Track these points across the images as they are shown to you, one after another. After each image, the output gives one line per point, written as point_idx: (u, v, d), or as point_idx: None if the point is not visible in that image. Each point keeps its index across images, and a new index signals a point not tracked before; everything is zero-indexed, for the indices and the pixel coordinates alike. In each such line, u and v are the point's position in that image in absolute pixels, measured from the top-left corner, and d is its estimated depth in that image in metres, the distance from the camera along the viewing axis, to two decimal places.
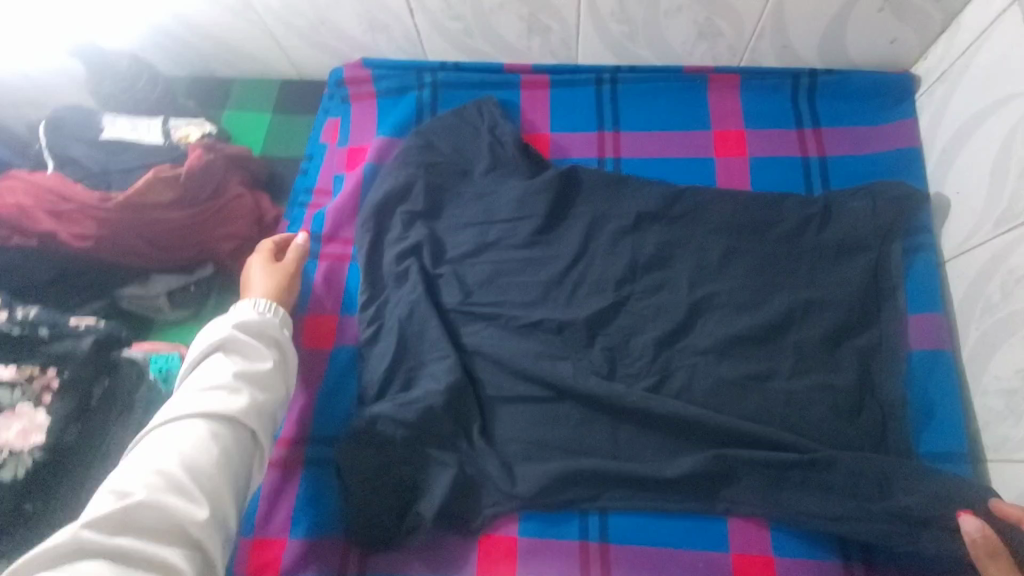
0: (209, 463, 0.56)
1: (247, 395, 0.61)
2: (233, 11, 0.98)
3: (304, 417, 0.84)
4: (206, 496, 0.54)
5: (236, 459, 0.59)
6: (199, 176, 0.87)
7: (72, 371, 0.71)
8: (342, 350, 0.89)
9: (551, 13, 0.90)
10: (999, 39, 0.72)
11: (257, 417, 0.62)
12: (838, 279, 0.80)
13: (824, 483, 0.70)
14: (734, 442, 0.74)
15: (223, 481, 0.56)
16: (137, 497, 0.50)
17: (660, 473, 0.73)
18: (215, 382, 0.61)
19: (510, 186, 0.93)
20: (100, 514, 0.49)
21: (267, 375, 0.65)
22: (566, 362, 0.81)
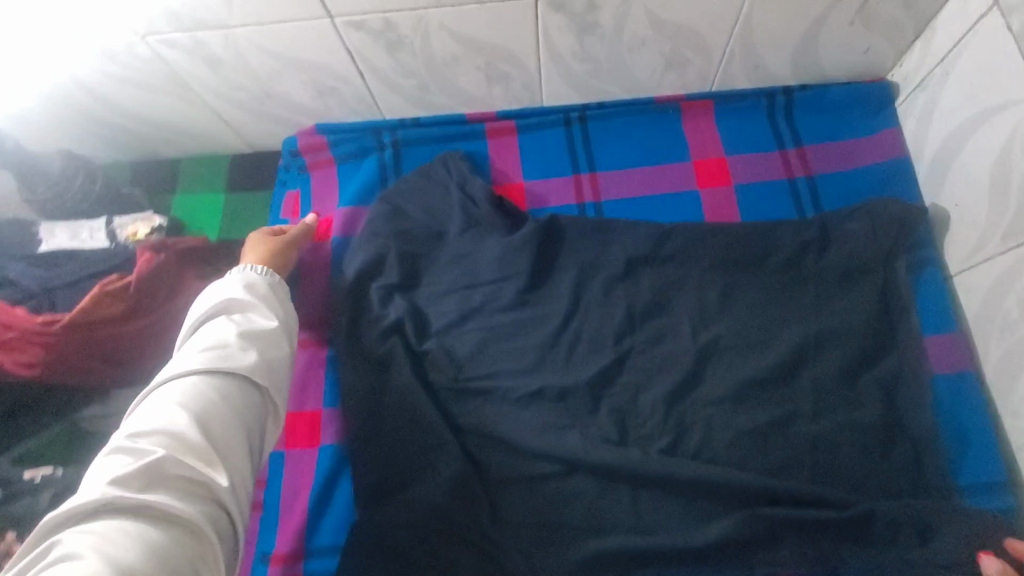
0: (221, 419, 0.56)
1: (255, 352, 0.62)
2: (167, 93, 0.91)
3: (299, 527, 0.79)
4: (222, 451, 0.55)
5: (247, 411, 0.59)
6: (150, 282, 0.80)
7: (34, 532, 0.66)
8: (329, 446, 0.84)
9: (509, 61, 0.84)
10: (981, 44, 0.69)
11: (266, 373, 0.62)
12: (846, 306, 0.76)
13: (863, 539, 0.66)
14: (765, 501, 0.68)
15: (236, 432, 0.57)
16: (159, 454, 0.50)
17: (690, 544, 0.68)
18: (220, 341, 0.61)
19: (488, 245, 0.87)
20: (122, 471, 0.49)
21: (272, 334, 0.65)
22: (573, 432, 0.75)
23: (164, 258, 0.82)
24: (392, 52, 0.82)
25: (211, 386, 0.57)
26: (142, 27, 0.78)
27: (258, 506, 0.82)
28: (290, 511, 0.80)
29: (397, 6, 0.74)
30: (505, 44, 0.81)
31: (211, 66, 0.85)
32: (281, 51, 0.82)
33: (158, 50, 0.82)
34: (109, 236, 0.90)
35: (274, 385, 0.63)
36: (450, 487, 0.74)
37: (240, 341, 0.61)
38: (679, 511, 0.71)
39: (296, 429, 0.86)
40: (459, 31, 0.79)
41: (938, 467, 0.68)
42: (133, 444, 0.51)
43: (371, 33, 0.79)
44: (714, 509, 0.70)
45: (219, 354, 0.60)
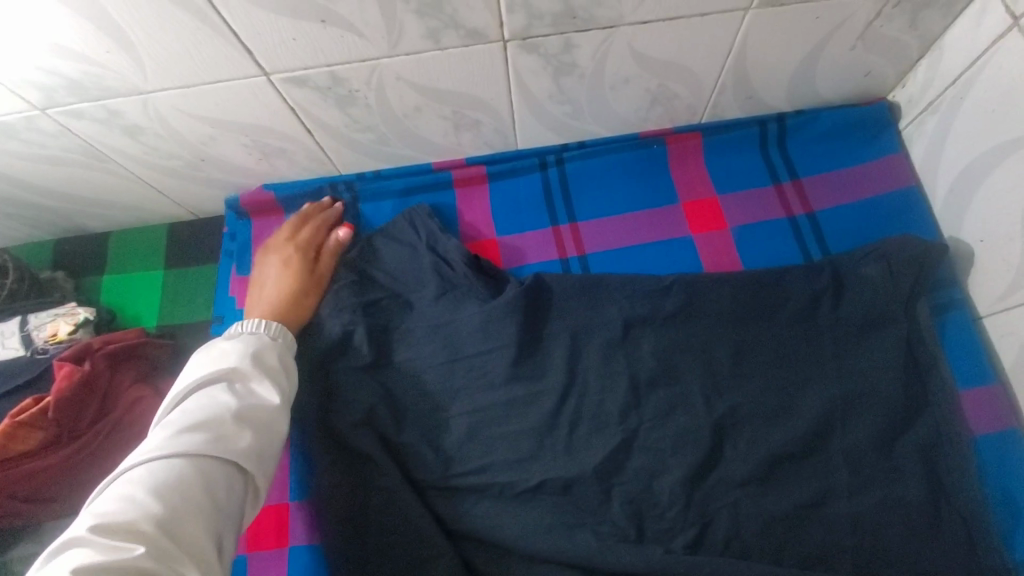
0: (198, 513, 0.47)
1: (249, 433, 0.53)
2: (82, 166, 0.78)
3: None
4: (194, 556, 0.45)
5: (230, 501, 0.50)
6: (72, 400, 0.69)
7: None
8: (300, 545, 0.74)
9: (478, 108, 0.74)
10: (1001, 67, 0.62)
11: (257, 458, 0.53)
12: (872, 361, 0.69)
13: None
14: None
15: (212, 530, 0.47)
16: (132, 547, 0.42)
17: None
18: (210, 416, 0.53)
19: (468, 311, 0.76)
20: (92, 563, 0.40)
21: (275, 412, 0.56)
22: (583, 531, 0.67)
23: (88, 368, 0.71)
24: (343, 107, 0.71)
25: (193, 470, 0.49)
26: (39, 99, 0.65)
27: None
28: None
29: (343, 59, 0.64)
30: (472, 91, 0.71)
31: (131, 135, 0.73)
32: (211, 114, 0.70)
33: (64, 123, 0.69)
34: (24, 340, 0.77)
35: (264, 471, 0.54)
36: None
37: (233, 419, 0.53)
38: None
39: (259, 531, 0.75)
40: (417, 81, 0.68)
41: (990, 541, 0.62)
42: (98, 535, 0.43)
43: (316, 88, 0.68)
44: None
45: (208, 432, 0.51)
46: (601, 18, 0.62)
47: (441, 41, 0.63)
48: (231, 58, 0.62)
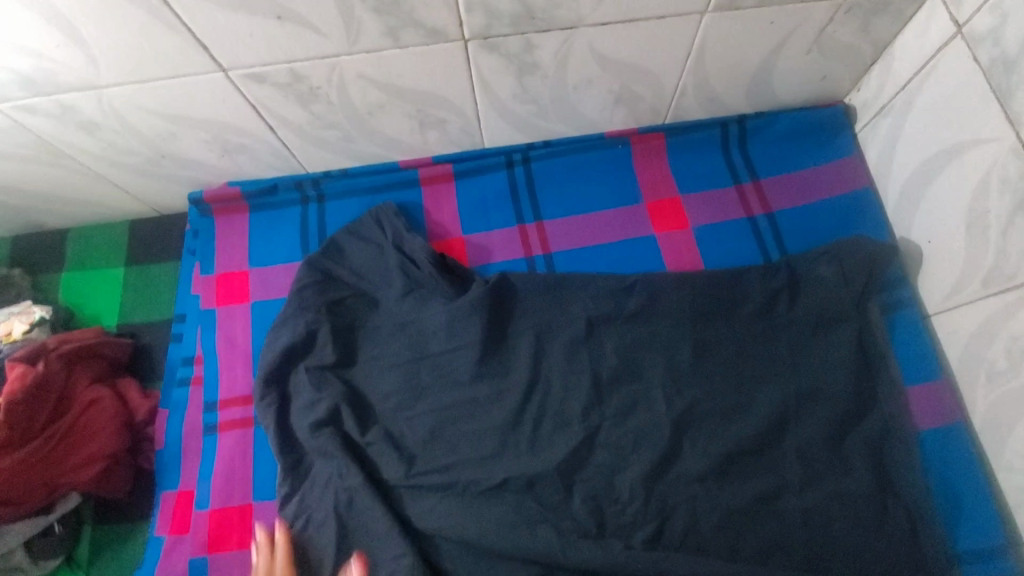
0: None
1: None
2: (37, 162, 0.76)
3: None
4: None
5: None
6: (23, 403, 0.66)
7: None
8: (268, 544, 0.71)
9: (442, 106, 0.74)
10: (945, 74, 0.64)
11: None
12: (824, 358, 0.71)
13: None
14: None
15: None
16: None
17: None
18: None
19: (433, 311, 0.77)
20: None
21: None
22: (545, 528, 0.67)
23: (42, 369, 0.69)
24: (305, 105, 0.71)
25: None
26: None
27: None
28: None
29: (302, 56, 0.63)
30: (435, 90, 0.71)
31: (87, 130, 0.71)
32: (169, 109, 0.69)
33: (16, 117, 0.67)
34: None
35: None
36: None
37: None
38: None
39: (224, 532, 0.71)
40: (379, 79, 0.68)
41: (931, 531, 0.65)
42: None
43: (277, 85, 0.67)
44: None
45: None
46: (560, 20, 0.62)
47: (401, 39, 0.63)
48: (186, 54, 0.61)
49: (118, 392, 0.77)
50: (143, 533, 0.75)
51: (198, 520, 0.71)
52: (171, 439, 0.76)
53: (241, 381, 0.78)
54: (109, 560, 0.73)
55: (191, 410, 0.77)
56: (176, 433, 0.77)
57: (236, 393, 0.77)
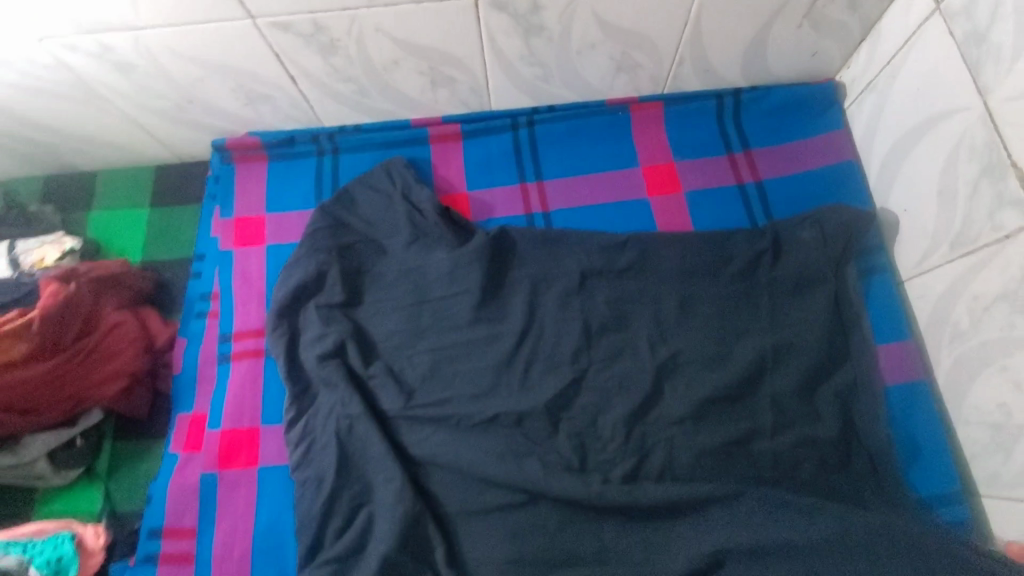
0: None
1: None
2: (74, 101, 0.81)
3: (242, 547, 0.71)
4: None
5: None
6: (57, 317, 0.72)
7: None
8: (272, 466, 0.75)
9: (453, 64, 0.79)
10: (926, 48, 0.68)
11: None
12: (801, 316, 0.75)
13: (853, 557, 0.62)
14: (735, 517, 0.67)
15: None
16: None
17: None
18: None
19: (436, 258, 0.82)
20: None
21: None
22: (531, 460, 0.72)
23: (74, 289, 0.74)
24: (325, 56, 0.76)
25: None
26: (37, 30, 0.69)
27: (188, 532, 0.72)
28: (231, 538, 0.72)
29: (325, 6, 0.68)
30: (447, 47, 0.76)
31: (123, 71, 0.76)
32: (200, 54, 0.74)
33: (59, 55, 0.73)
34: (10, 263, 0.81)
35: None
36: (386, 535, 0.68)
37: None
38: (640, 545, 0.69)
39: (234, 450, 0.76)
40: (396, 34, 0.73)
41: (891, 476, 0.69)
42: None
43: (300, 35, 0.72)
44: (673, 538, 0.69)
45: None
46: None
47: None
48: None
49: (140, 319, 0.82)
50: (157, 451, 0.80)
51: (210, 439, 0.76)
52: (187, 365, 0.81)
53: (255, 316, 0.83)
54: (125, 473, 0.79)
55: (207, 340, 0.83)
56: (192, 360, 0.82)
57: (250, 325, 0.82)
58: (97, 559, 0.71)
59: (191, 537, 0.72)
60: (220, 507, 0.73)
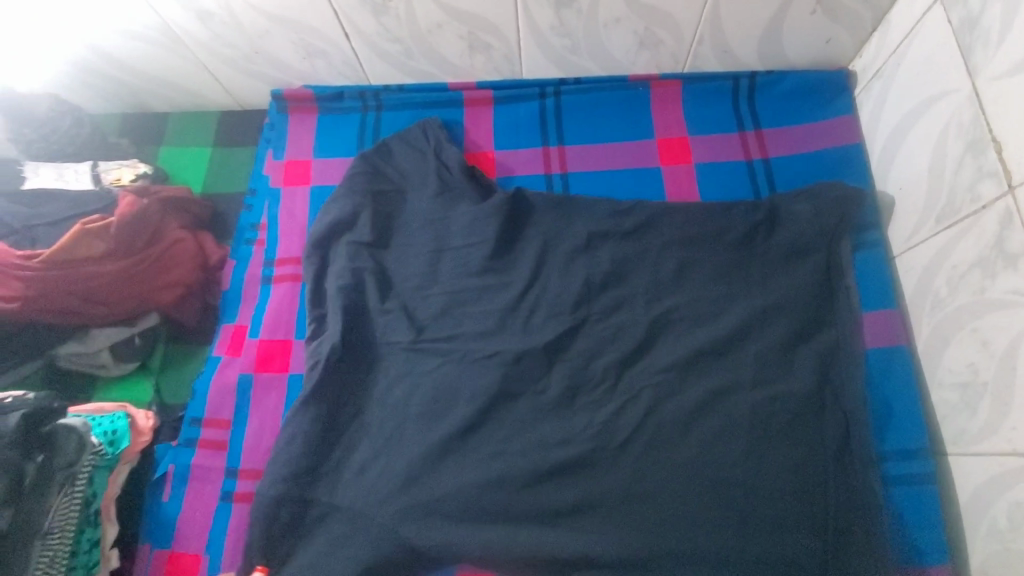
0: None
1: None
2: (157, 45, 0.93)
3: (266, 441, 0.81)
4: None
5: None
6: (132, 225, 0.84)
7: (44, 456, 0.69)
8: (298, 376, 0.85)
9: (490, 31, 0.88)
10: (925, 36, 0.74)
11: None
12: (789, 281, 0.80)
13: (804, 533, 0.69)
14: (713, 538, 0.69)
15: None
16: None
17: (613, 512, 0.71)
18: None
19: (459, 212, 0.88)
20: None
21: None
22: (524, 401, 0.77)
23: (146, 203, 0.86)
24: (377, 16, 0.85)
25: None
26: None
27: (226, 422, 0.84)
28: (259, 431, 0.82)
29: None
30: (486, 14, 0.85)
31: (202, 19, 0.87)
32: (269, 8, 0.84)
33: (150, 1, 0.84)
34: (94, 178, 0.93)
35: None
36: (389, 438, 0.76)
37: None
38: (616, 532, 0.70)
39: (268, 358, 0.86)
40: None
41: (868, 486, 0.70)
42: None
43: None
44: (654, 556, 0.68)
45: None
46: None
47: None
48: None
49: (197, 240, 0.94)
50: (203, 355, 0.92)
51: (250, 346, 0.87)
52: (234, 283, 0.93)
53: (296, 246, 0.93)
54: (175, 372, 0.91)
55: (253, 264, 0.94)
56: (239, 279, 0.94)
57: (291, 253, 0.92)
58: (144, 439, 0.82)
59: (228, 426, 0.83)
60: (253, 404, 0.83)
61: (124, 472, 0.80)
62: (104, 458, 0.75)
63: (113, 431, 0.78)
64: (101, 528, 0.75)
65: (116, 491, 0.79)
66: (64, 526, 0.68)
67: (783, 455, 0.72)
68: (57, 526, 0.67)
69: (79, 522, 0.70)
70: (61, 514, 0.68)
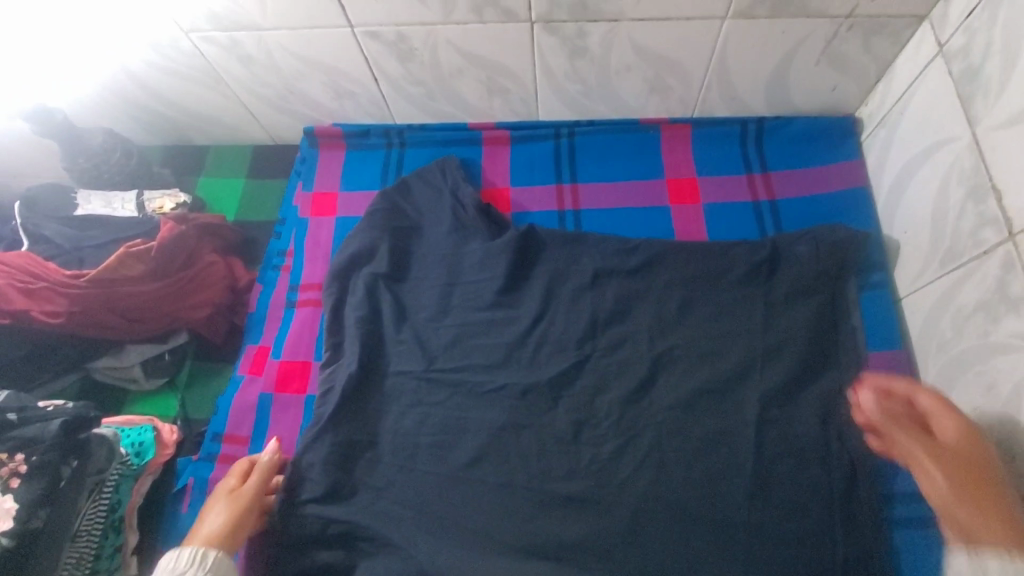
0: None
1: None
2: (203, 85, 1.01)
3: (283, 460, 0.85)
4: None
5: None
6: (170, 249, 0.91)
7: (77, 463, 0.73)
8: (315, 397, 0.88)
9: (508, 76, 0.94)
10: (927, 87, 0.77)
11: None
12: (790, 321, 0.81)
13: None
14: None
15: None
16: None
17: (616, 550, 0.71)
18: None
19: (471, 248, 0.92)
20: None
21: None
22: (529, 432, 0.79)
23: (184, 229, 0.93)
24: (403, 62, 0.92)
25: None
26: (187, 24, 0.88)
27: (244, 439, 0.87)
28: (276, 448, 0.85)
29: (409, 20, 0.84)
30: (505, 61, 0.90)
31: (244, 63, 0.95)
32: (307, 54, 0.92)
33: (199, 46, 0.92)
34: (138, 206, 1.01)
35: None
36: (403, 459, 0.79)
37: None
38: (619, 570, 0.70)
39: (288, 379, 0.90)
40: (464, 47, 0.88)
41: (878, 533, 0.69)
42: None
43: (386, 43, 0.89)
44: None
45: None
46: (606, 12, 0.80)
47: (484, 16, 0.83)
48: (330, 10, 0.83)
49: (228, 265, 1.00)
50: (227, 373, 0.97)
51: (271, 367, 0.91)
52: (260, 306, 0.98)
53: (319, 273, 0.99)
54: (198, 389, 0.96)
55: (279, 289, 1.00)
56: (265, 302, 0.99)
57: (315, 279, 0.97)
58: (168, 451, 0.87)
59: (246, 443, 0.87)
60: (272, 422, 0.88)
61: (148, 482, 0.84)
62: (129, 468, 0.81)
63: (138, 443, 0.83)
64: (123, 535, 0.79)
65: (139, 501, 0.83)
66: (89, 531, 0.74)
67: (785, 495, 0.72)
68: (83, 527, 0.74)
69: (104, 527, 0.76)
70: (86, 516, 0.75)
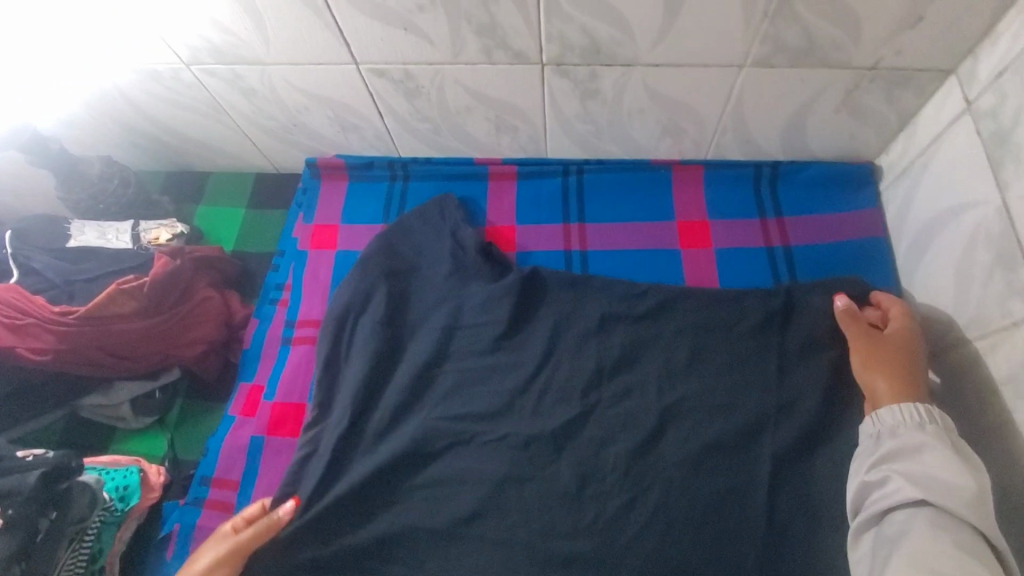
0: None
1: None
2: (204, 115, 0.99)
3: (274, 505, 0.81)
4: None
5: None
6: (163, 285, 0.88)
7: (56, 515, 0.71)
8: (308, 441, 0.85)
9: (517, 115, 0.91)
10: (953, 144, 0.74)
11: None
12: (806, 378, 0.77)
13: None
14: None
15: None
16: None
17: None
18: None
19: (474, 289, 0.89)
20: None
21: None
22: (530, 487, 0.75)
23: (178, 265, 0.91)
24: (409, 99, 0.90)
25: None
26: (186, 55, 0.85)
27: (234, 483, 0.84)
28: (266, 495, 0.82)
29: (416, 59, 0.82)
30: (514, 101, 0.88)
31: (245, 95, 0.93)
32: (310, 88, 0.90)
33: (199, 77, 0.90)
34: (133, 238, 0.99)
35: None
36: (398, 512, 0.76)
37: None
38: None
39: (281, 421, 0.87)
40: (472, 87, 0.86)
41: None
42: None
43: (392, 80, 0.86)
44: None
45: None
46: (620, 56, 0.78)
47: (493, 57, 0.80)
48: (334, 48, 0.81)
49: (223, 299, 0.98)
50: (219, 411, 0.94)
51: (264, 408, 0.88)
52: (255, 342, 0.96)
53: (317, 309, 0.96)
54: (188, 427, 0.92)
55: (275, 324, 0.97)
56: (261, 338, 0.96)
57: (313, 316, 0.94)
58: (154, 495, 0.84)
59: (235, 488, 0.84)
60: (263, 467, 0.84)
61: (132, 527, 0.81)
62: (111, 513, 0.78)
63: (121, 487, 0.81)
64: None
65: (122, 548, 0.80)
66: None
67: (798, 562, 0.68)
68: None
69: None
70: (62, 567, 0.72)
